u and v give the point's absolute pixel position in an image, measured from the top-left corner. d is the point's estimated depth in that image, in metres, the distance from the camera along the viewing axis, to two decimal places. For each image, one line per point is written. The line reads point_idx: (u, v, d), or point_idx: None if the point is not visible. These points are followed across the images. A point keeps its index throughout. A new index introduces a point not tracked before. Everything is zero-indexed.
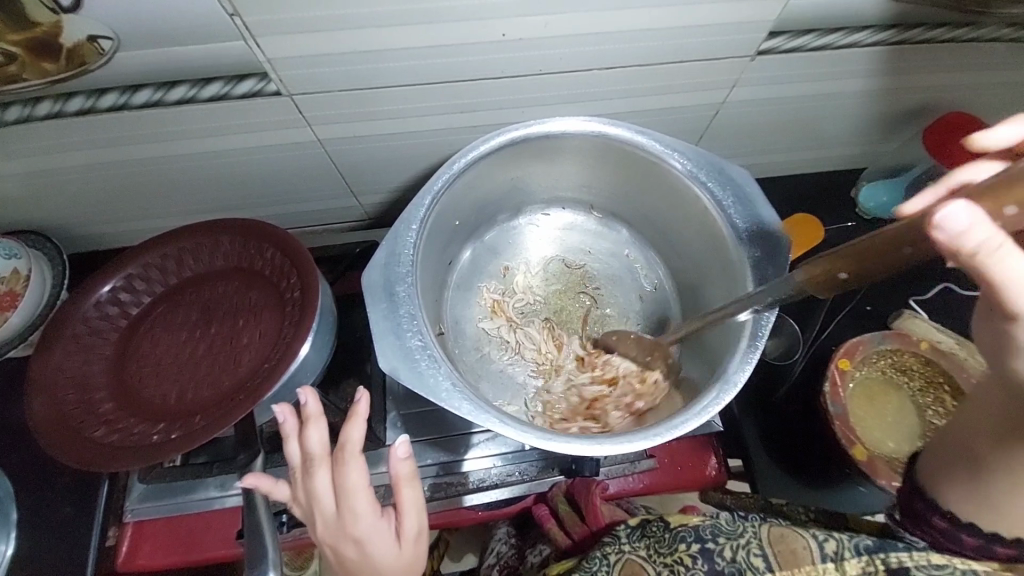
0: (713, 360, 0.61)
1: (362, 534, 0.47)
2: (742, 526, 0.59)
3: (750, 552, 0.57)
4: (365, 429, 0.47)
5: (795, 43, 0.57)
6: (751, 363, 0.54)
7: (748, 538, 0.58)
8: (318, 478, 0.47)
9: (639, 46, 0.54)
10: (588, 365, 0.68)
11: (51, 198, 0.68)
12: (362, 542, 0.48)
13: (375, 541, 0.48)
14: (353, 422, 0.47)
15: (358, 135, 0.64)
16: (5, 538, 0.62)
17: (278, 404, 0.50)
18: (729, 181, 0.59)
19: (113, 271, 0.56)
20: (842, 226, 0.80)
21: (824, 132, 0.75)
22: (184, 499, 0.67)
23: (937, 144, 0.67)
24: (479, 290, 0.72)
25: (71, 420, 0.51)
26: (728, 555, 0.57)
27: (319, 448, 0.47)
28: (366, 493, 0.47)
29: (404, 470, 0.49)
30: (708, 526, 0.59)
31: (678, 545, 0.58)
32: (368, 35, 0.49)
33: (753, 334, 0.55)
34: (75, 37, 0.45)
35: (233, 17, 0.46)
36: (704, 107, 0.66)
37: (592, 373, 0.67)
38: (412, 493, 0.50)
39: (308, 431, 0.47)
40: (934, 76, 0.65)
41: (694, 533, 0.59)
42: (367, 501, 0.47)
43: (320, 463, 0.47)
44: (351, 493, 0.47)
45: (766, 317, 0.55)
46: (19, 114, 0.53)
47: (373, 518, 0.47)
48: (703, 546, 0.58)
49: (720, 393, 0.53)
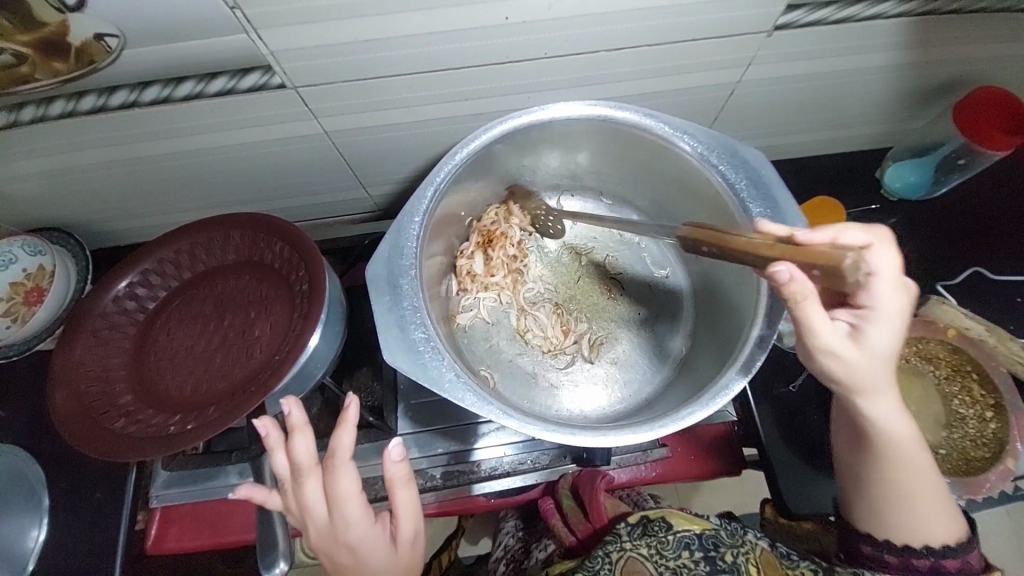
0: (716, 358, 0.61)
1: (355, 540, 0.49)
2: (742, 538, 0.63)
3: (748, 560, 0.60)
4: (354, 436, 0.47)
5: (815, 16, 0.54)
6: (750, 374, 0.51)
7: (747, 547, 0.62)
8: (309, 487, 0.48)
9: (646, 26, 0.53)
10: (514, 245, 0.70)
11: (70, 196, 0.70)
12: (356, 546, 0.49)
13: (370, 545, 0.50)
14: (341, 429, 0.47)
15: (364, 127, 0.63)
16: (37, 524, 0.66)
17: (263, 416, 0.49)
18: (743, 164, 0.57)
19: (129, 267, 0.58)
20: (864, 208, 0.78)
21: (846, 111, 0.71)
22: (206, 486, 0.69)
23: (982, 100, 0.64)
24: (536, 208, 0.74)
25: (92, 410, 0.53)
26: (728, 560, 0.60)
27: (308, 459, 0.47)
28: (358, 499, 0.49)
29: (399, 472, 0.49)
30: (710, 535, 0.62)
31: (682, 552, 0.61)
32: (367, 24, 0.49)
33: (756, 345, 0.53)
34: (82, 36, 0.46)
35: (234, 9, 0.45)
36: (720, 87, 0.64)
37: (513, 244, 0.70)
38: (406, 495, 0.50)
39: (293, 442, 0.47)
40: (967, 47, 0.61)
41: (698, 540, 0.62)
42: (358, 507, 0.49)
43: (309, 473, 0.48)
44: (344, 500, 0.48)
45: (772, 325, 0.53)
46: (34, 113, 0.55)
47: (367, 522, 0.49)
48: (706, 554, 0.61)
49: (761, 339, 0.53)
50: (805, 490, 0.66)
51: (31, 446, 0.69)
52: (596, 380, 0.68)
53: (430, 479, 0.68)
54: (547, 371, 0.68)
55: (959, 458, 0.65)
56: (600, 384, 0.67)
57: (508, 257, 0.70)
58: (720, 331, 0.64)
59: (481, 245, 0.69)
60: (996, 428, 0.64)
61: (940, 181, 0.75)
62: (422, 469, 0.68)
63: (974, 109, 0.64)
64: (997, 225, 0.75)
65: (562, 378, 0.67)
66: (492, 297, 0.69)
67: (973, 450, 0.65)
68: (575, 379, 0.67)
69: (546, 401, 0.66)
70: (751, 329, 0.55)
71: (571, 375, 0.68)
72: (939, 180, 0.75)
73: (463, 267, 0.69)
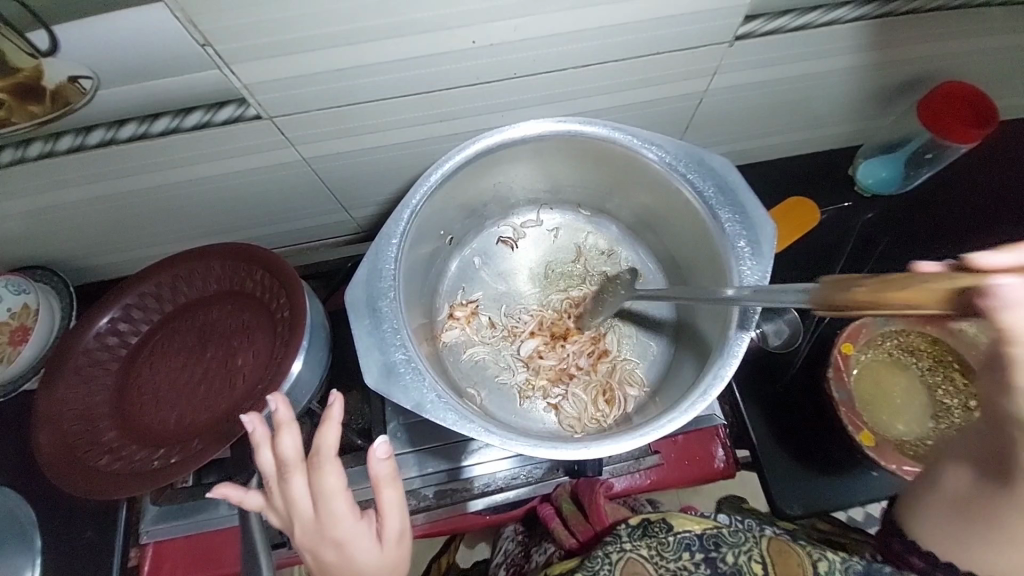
0: (692, 373, 0.62)
1: (342, 537, 0.47)
2: (745, 536, 0.63)
3: (751, 558, 0.61)
4: (340, 432, 0.46)
5: (773, 25, 0.56)
6: (711, 398, 0.51)
7: (750, 546, 0.62)
8: (294, 483, 0.46)
9: (611, 42, 0.54)
10: (499, 270, 0.73)
11: (54, 233, 0.70)
12: (344, 543, 0.48)
13: (356, 541, 0.48)
14: (327, 425, 0.46)
15: (341, 152, 0.64)
16: (30, 565, 0.66)
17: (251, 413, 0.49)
18: (710, 172, 0.58)
19: (110, 303, 0.58)
20: (839, 206, 0.80)
21: (814, 112, 0.73)
22: (199, 519, 0.68)
23: (950, 97, 0.66)
24: (515, 222, 0.75)
25: (76, 451, 0.53)
26: (731, 560, 0.61)
27: (293, 454, 0.46)
28: (344, 495, 0.47)
29: (384, 471, 0.48)
30: (712, 535, 0.63)
31: (683, 553, 0.62)
32: (336, 54, 0.50)
33: (718, 371, 0.53)
34: (56, 79, 0.47)
35: (205, 47, 0.46)
36: (689, 97, 0.66)
37: (500, 270, 0.73)
38: (392, 494, 0.49)
39: (280, 438, 0.46)
40: (927, 45, 0.62)
41: (699, 540, 0.62)
42: (346, 503, 0.47)
43: (294, 469, 0.46)
44: (330, 495, 0.46)
45: (731, 360, 0.53)
46: (12, 156, 0.55)
47: (353, 518, 0.47)
48: (706, 555, 0.61)
49: (720, 371, 0.53)
50: (789, 489, 0.68)
51: (23, 486, 0.69)
52: (582, 392, 0.68)
53: (424, 499, 0.68)
54: (534, 384, 0.68)
55: None
56: (587, 397, 0.67)
57: (498, 280, 0.73)
58: (695, 346, 0.64)
59: (472, 277, 0.73)
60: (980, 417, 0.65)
61: (911, 176, 0.77)
62: (416, 489, 0.68)
63: (942, 107, 0.66)
64: (964, 219, 0.78)
65: (547, 392, 0.68)
66: (480, 319, 0.71)
67: None
68: (560, 393, 0.68)
69: (532, 415, 0.67)
70: (714, 362, 0.55)
71: (557, 388, 0.68)
72: (911, 175, 0.76)
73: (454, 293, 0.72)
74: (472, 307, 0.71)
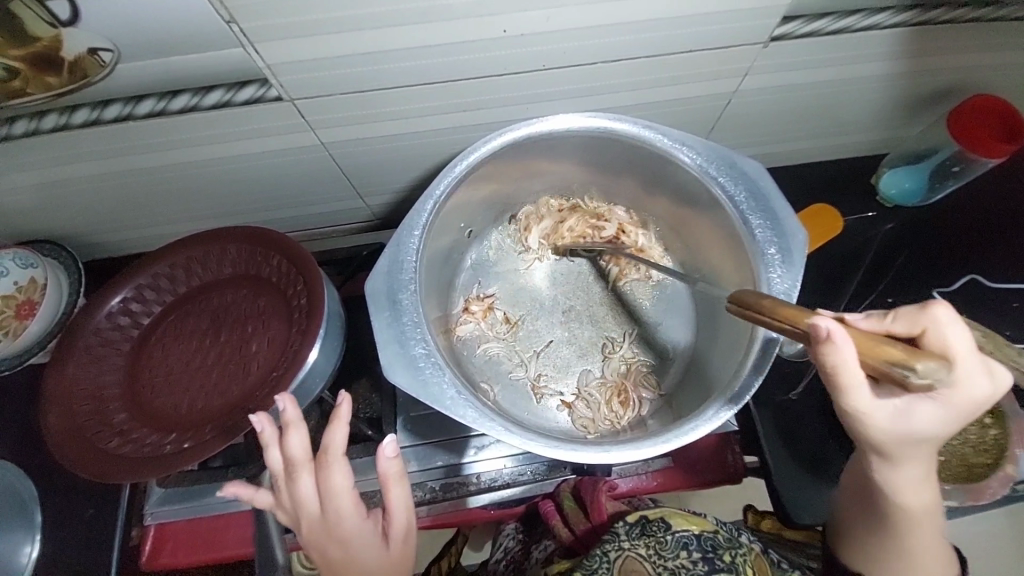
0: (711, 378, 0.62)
1: (349, 537, 0.47)
2: (738, 540, 0.64)
3: (745, 560, 0.62)
4: (348, 431, 0.46)
5: (811, 27, 0.54)
6: (735, 409, 0.51)
7: (743, 548, 0.63)
8: (302, 482, 0.46)
9: (646, 38, 0.53)
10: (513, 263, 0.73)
11: (63, 207, 0.69)
12: (350, 543, 0.47)
13: (363, 540, 0.47)
14: (335, 424, 0.46)
15: (360, 138, 0.63)
16: (30, 540, 0.65)
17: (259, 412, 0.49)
18: (741, 176, 0.57)
19: (123, 282, 0.57)
20: (861, 216, 0.79)
21: (842, 118, 0.72)
22: (201, 503, 0.68)
23: (982, 110, 0.65)
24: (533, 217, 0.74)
25: (86, 431, 0.52)
26: (727, 559, 0.61)
27: (300, 454, 0.46)
28: (351, 495, 0.47)
29: (393, 469, 0.48)
30: (710, 536, 0.63)
31: (681, 551, 0.62)
32: (363, 38, 0.48)
33: (742, 386, 0.53)
34: (75, 50, 0.45)
35: (230, 24, 0.45)
36: (718, 97, 0.64)
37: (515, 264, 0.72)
38: (400, 492, 0.48)
39: (289, 437, 0.46)
40: (964, 55, 0.61)
41: (697, 540, 0.62)
42: (353, 503, 0.47)
43: (302, 468, 0.46)
44: (337, 495, 0.46)
45: (755, 374, 0.53)
46: (27, 127, 0.54)
47: (359, 517, 0.47)
48: (704, 553, 0.61)
49: (749, 381, 0.53)
50: (800, 497, 0.68)
51: (25, 461, 0.69)
52: (595, 392, 0.68)
53: (429, 491, 0.68)
54: (547, 382, 0.68)
55: (958, 465, 0.64)
56: (601, 398, 0.67)
57: (513, 273, 0.72)
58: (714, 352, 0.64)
59: (487, 271, 0.72)
60: (995, 435, 0.63)
61: (936, 188, 0.76)
62: (419, 483, 0.68)
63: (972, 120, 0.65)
64: None
65: (562, 390, 0.67)
66: (496, 313, 0.70)
67: (972, 456, 0.64)
68: (574, 392, 0.67)
69: (545, 414, 0.66)
70: (737, 374, 0.55)
71: (570, 387, 0.68)
72: (936, 186, 0.76)
73: (468, 286, 0.71)
74: (489, 301, 0.70)
